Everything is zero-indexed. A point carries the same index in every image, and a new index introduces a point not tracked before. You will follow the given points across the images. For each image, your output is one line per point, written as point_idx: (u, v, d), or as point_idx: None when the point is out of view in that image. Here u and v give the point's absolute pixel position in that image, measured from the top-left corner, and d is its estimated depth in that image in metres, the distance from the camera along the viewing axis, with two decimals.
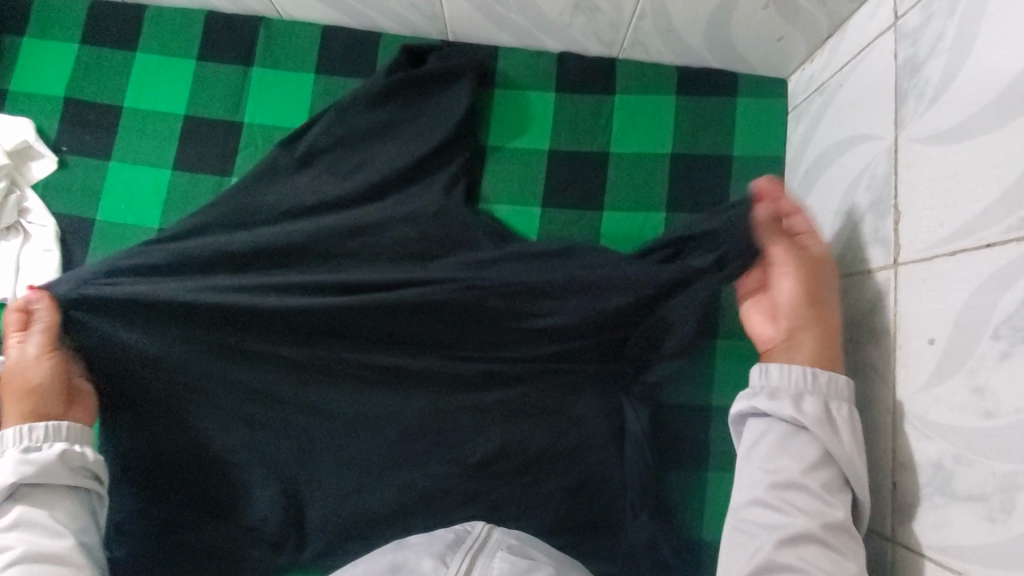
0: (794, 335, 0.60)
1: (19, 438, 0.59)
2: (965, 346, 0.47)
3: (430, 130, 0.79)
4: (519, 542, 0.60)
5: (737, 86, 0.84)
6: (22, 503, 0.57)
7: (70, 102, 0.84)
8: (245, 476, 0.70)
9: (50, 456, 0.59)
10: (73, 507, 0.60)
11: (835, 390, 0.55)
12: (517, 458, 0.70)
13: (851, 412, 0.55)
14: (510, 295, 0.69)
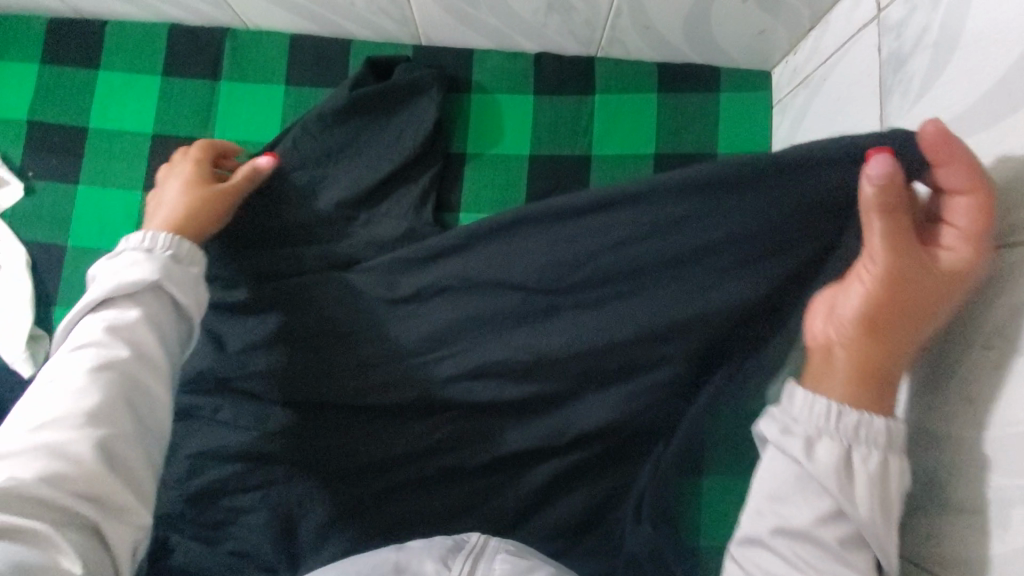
0: (834, 343, 0.47)
1: (169, 245, 0.58)
2: (957, 354, 0.46)
3: (403, 142, 0.78)
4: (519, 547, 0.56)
5: (720, 80, 0.82)
6: (145, 306, 0.55)
7: (33, 124, 0.81)
8: (235, 501, 0.68)
9: (184, 273, 0.57)
10: (178, 329, 0.58)
11: (866, 436, 0.44)
12: (513, 465, 0.69)
13: (883, 462, 0.44)
14: (506, 304, 0.66)
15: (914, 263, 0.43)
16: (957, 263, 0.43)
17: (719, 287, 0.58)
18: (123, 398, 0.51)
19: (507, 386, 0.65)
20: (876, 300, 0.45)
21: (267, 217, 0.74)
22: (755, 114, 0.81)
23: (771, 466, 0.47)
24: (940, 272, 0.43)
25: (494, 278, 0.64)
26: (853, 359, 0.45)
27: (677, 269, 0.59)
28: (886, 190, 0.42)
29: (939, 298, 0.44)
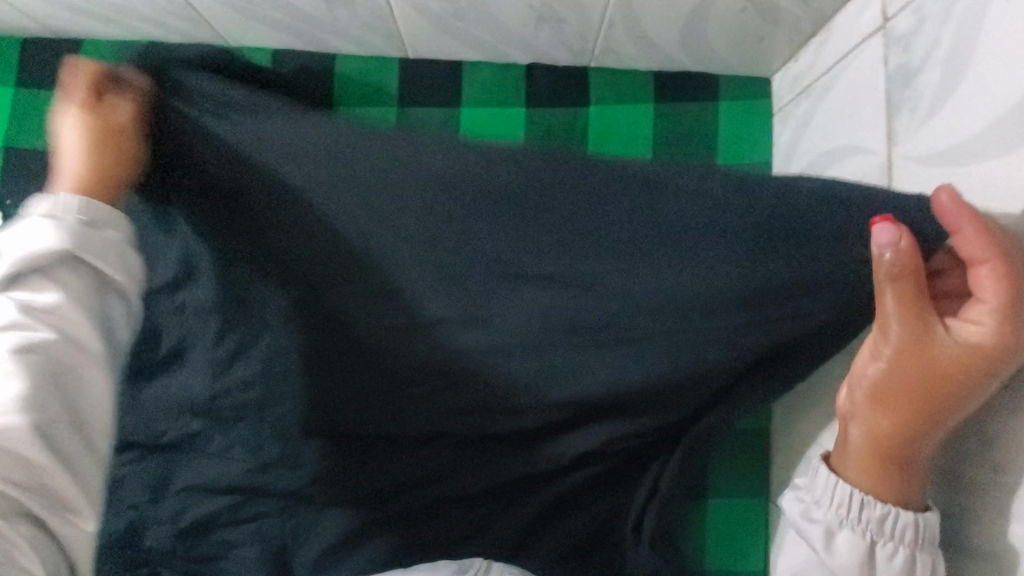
0: (852, 421, 0.46)
1: (68, 206, 0.50)
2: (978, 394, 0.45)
3: None
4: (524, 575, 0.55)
5: (717, 88, 0.79)
6: (54, 283, 0.49)
7: (10, 151, 0.79)
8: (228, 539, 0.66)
9: (87, 237, 0.50)
10: (100, 303, 0.51)
11: (886, 527, 0.45)
12: (525, 493, 0.66)
13: (904, 557, 0.44)
14: (514, 335, 0.59)
15: (931, 349, 0.41)
16: (983, 346, 0.40)
17: (726, 317, 0.55)
18: (50, 381, 0.45)
19: (516, 425, 0.63)
20: (890, 389, 0.43)
21: None
22: (755, 117, 0.78)
23: (793, 558, 0.49)
24: (960, 359, 0.40)
25: (490, 311, 0.60)
26: (868, 442, 0.45)
27: (659, 299, 0.55)
28: (896, 275, 0.40)
29: (964, 385, 0.41)
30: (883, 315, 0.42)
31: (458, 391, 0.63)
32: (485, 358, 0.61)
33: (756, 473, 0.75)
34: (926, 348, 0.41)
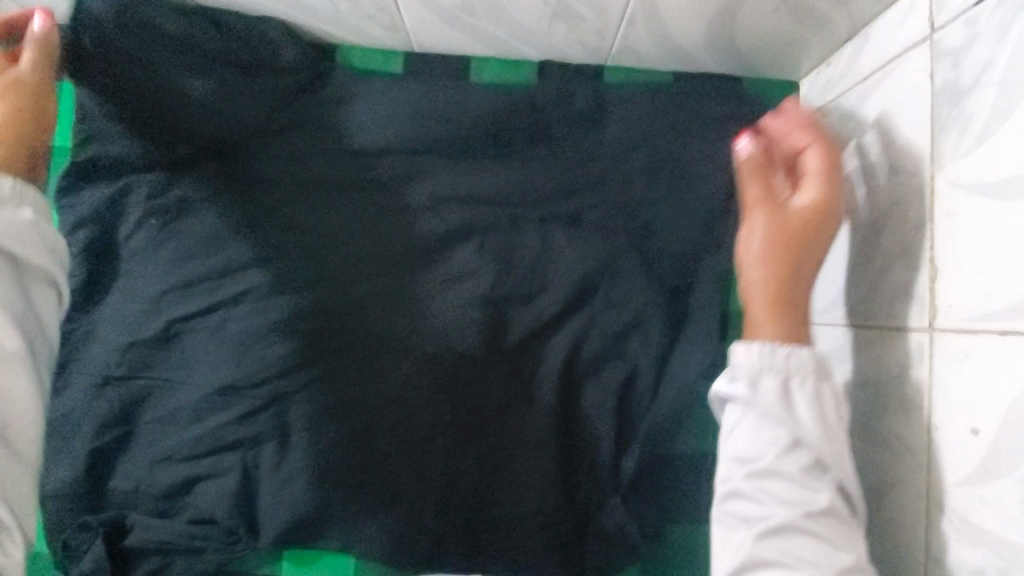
0: (753, 290, 0.53)
1: None
2: (1018, 448, 0.41)
3: (399, 165, 0.74)
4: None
5: (741, 91, 0.75)
6: None
7: None
8: (230, 522, 0.71)
9: None
10: None
11: (797, 364, 0.49)
12: (501, 441, 0.71)
13: (814, 385, 0.49)
14: (499, 280, 0.72)
15: (789, 211, 0.53)
16: (814, 199, 0.53)
17: (618, 279, 0.72)
18: None
19: (505, 338, 0.72)
20: (768, 243, 0.53)
21: (267, 247, 0.73)
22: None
23: (733, 417, 0.50)
24: (806, 211, 0.53)
25: (463, 269, 0.73)
26: (768, 296, 0.52)
27: (565, 276, 0.72)
28: (754, 165, 0.56)
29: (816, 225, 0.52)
30: (750, 200, 0.55)
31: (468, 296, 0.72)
32: (498, 284, 0.72)
33: None
34: (788, 211, 0.53)
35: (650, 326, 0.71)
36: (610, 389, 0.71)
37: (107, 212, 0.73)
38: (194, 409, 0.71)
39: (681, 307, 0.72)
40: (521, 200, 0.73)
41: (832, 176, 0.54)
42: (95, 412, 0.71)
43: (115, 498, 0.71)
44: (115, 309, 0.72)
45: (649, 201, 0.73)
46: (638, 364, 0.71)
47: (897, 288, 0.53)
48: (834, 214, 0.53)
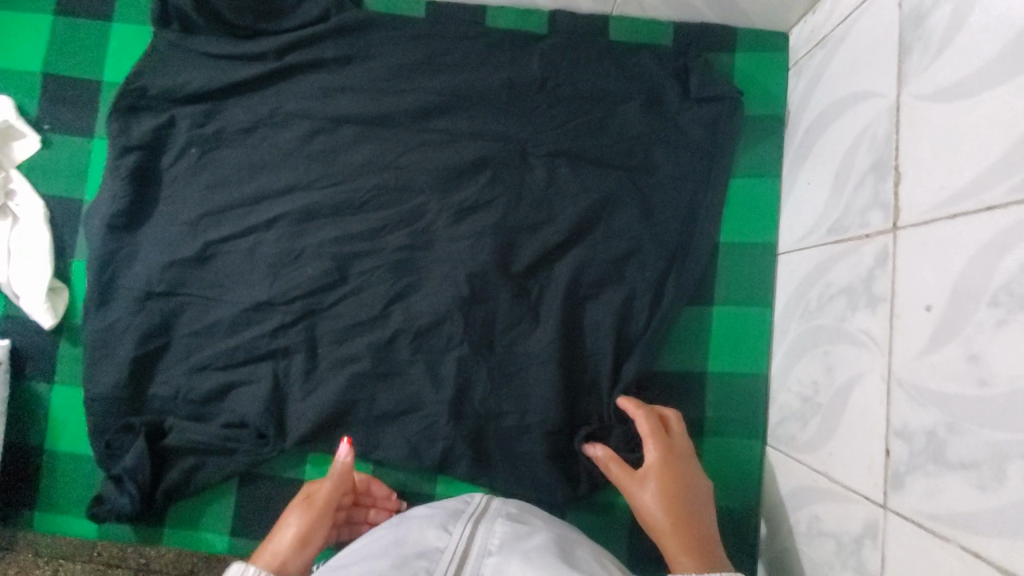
0: (662, 533, 0.66)
1: None
2: (962, 313, 0.46)
3: (419, 103, 0.80)
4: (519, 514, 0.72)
5: (736, 40, 0.80)
6: None
7: (48, 78, 0.81)
8: (258, 425, 0.77)
9: None
10: None
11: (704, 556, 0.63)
12: (509, 355, 0.77)
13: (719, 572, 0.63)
14: (511, 211, 0.78)
15: (652, 467, 0.69)
16: (655, 459, 0.70)
17: (619, 212, 0.78)
18: None
19: (514, 263, 0.78)
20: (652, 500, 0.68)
21: (296, 176, 0.79)
22: (762, 208, 0.78)
23: None
24: (661, 465, 0.69)
25: (478, 200, 0.78)
26: (674, 538, 0.65)
27: (568, 208, 0.78)
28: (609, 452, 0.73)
29: (674, 463, 0.69)
30: (624, 475, 0.70)
31: (482, 225, 0.78)
32: (506, 214, 0.78)
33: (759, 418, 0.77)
34: (653, 464, 0.70)
35: (648, 254, 0.77)
36: (611, 312, 0.76)
37: (153, 139, 0.78)
38: (229, 322, 0.78)
39: (680, 237, 0.77)
40: (530, 136, 0.79)
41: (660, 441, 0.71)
42: (137, 323, 0.77)
43: (153, 403, 0.77)
44: (155, 232, 0.78)
45: (653, 137, 0.78)
46: (636, 288, 0.77)
47: (870, 199, 0.58)
48: (683, 456, 0.71)
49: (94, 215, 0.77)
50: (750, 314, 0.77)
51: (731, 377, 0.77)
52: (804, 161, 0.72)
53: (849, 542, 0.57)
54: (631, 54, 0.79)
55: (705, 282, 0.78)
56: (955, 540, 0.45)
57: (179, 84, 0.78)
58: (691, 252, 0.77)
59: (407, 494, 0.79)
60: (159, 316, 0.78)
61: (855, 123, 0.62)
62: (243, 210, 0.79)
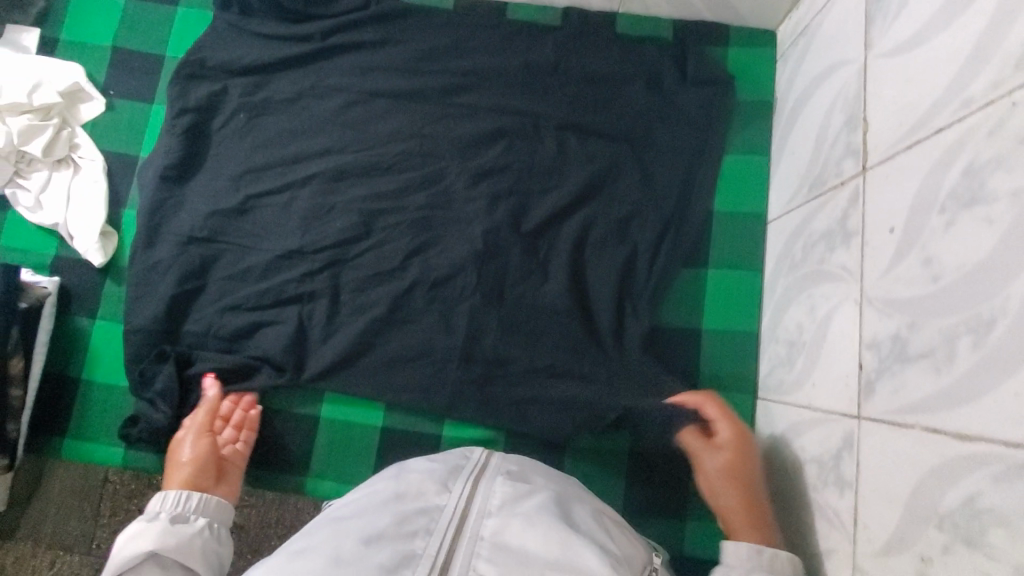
0: (727, 510, 0.68)
1: (171, 510, 0.67)
2: (917, 225, 0.52)
3: (445, 80, 0.89)
4: (518, 469, 0.67)
5: (729, 36, 0.90)
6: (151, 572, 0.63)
7: (117, 51, 0.92)
8: (282, 362, 0.83)
9: (190, 528, 0.67)
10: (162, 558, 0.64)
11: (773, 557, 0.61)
12: (517, 303, 0.83)
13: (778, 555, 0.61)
14: (524, 177, 0.86)
15: (724, 446, 0.71)
16: (728, 437, 0.71)
17: (621, 180, 0.86)
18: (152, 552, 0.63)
19: (526, 222, 0.85)
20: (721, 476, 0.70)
21: (331, 141, 0.88)
22: (752, 182, 0.86)
23: None
24: (732, 445, 0.71)
25: (494, 166, 0.87)
26: (737, 515, 0.67)
27: (575, 175, 0.86)
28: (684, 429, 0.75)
29: (743, 446, 0.71)
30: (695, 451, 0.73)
31: (497, 188, 0.86)
32: (519, 179, 0.86)
33: (749, 373, 0.82)
34: (725, 443, 0.71)
35: (647, 218, 0.84)
36: (612, 268, 0.83)
37: (207, 104, 0.88)
38: (260, 268, 0.85)
39: (677, 204, 0.84)
40: (544, 112, 0.88)
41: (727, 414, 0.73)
42: (178, 263, 0.84)
43: (187, 338, 0.84)
44: (201, 184, 0.87)
45: (652, 115, 0.87)
46: (635, 248, 0.84)
47: (844, 150, 0.65)
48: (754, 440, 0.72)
49: (149, 167, 0.87)
50: (742, 277, 0.84)
51: (723, 335, 0.83)
52: (789, 134, 0.80)
53: (829, 461, 0.61)
54: (635, 46, 0.90)
55: (699, 247, 0.86)
56: (917, 424, 0.49)
57: (235, 58, 0.89)
58: (685, 218, 0.85)
59: (415, 436, 0.84)
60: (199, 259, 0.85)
61: (831, 91, 0.70)
62: (282, 169, 0.88)
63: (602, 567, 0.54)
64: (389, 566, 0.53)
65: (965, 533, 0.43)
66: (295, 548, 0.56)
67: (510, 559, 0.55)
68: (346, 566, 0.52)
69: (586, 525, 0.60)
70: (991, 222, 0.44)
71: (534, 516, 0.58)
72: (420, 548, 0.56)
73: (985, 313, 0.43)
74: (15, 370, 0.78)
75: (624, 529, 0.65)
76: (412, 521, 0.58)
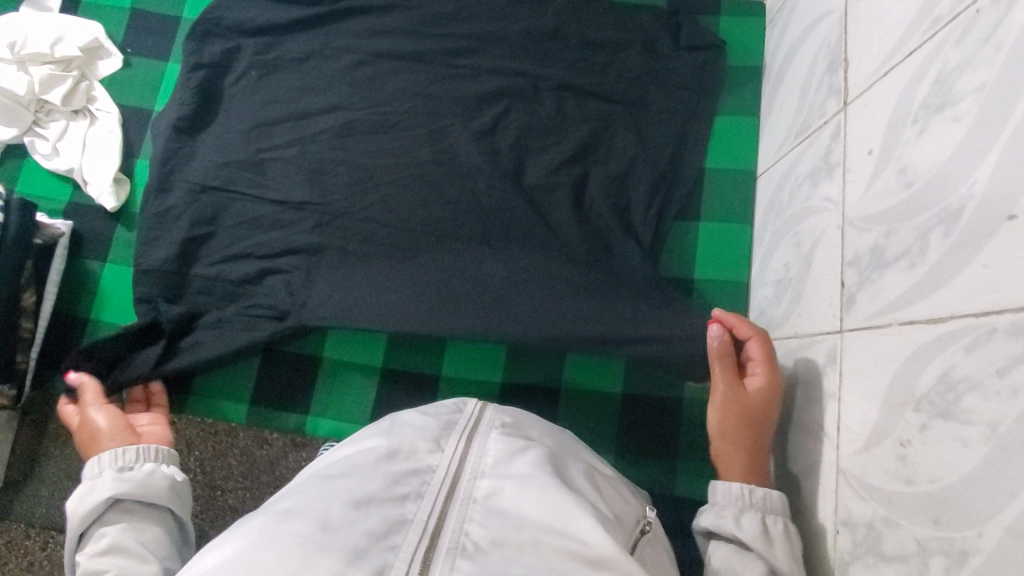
0: (733, 453, 0.67)
1: (114, 461, 0.67)
2: (891, 140, 0.56)
3: (451, 42, 0.94)
4: (513, 422, 0.62)
5: (720, 6, 0.96)
6: (119, 519, 0.64)
7: (136, 13, 0.97)
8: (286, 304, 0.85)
9: (143, 472, 0.67)
10: (127, 505, 0.65)
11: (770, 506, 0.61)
12: (516, 249, 0.85)
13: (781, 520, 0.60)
14: (524, 131, 0.90)
15: (750, 391, 0.68)
16: (762, 385, 0.67)
17: (617, 135, 0.89)
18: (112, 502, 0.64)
19: (526, 174, 0.89)
20: (736, 417, 0.67)
21: (339, 97, 0.92)
22: (743, 141, 0.90)
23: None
24: (761, 392, 0.67)
25: (495, 120, 0.90)
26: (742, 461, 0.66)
27: (572, 130, 0.90)
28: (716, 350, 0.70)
29: (771, 397, 0.67)
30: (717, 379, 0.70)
31: (498, 141, 0.90)
32: (520, 133, 0.90)
33: (741, 319, 0.85)
34: (754, 390, 0.68)
35: (642, 171, 0.88)
36: (607, 217, 0.86)
37: (220, 62, 0.92)
38: (268, 214, 0.88)
39: (670, 159, 0.88)
40: (544, 74, 0.92)
41: (774, 365, 0.68)
42: (188, 210, 0.87)
43: (193, 282, 0.86)
44: (212, 135, 0.91)
45: (647, 76, 0.91)
46: (631, 199, 0.87)
47: (827, 91, 0.69)
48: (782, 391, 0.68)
49: (162, 119, 0.90)
50: (732, 229, 0.87)
51: (714, 284, 0.86)
52: (778, 90, 0.84)
53: (815, 379, 0.63)
54: (631, 14, 0.95)
55: (691, 201, 0.89)
56: (895, 320, 0.51)
57: (249, 18, 0.93)
58: (678, 172, 0.88)
59: (414, 377, 0.86)
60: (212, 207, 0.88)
61: (816, 41, 0.74)
62: (290, 122, 0.91)
63: (599, 533, 0.49)
64: (378, 532, 0.48)
65: (941, 407, 0.45)
66: (277, 509, 0.50)
67: (504, 524, 0.50)
68: (334, 531, 0.47)
69: (582, 489, 0.56)
70: (959, 120, 0.48)
71: (528, 477, 0.53)
72: (411, 514, 0.51)
73: (954, 202, 0.47)
74: (28, 302, 0.82)
75: (616, 485, 0.62)
76: (403, 482, 0.53)
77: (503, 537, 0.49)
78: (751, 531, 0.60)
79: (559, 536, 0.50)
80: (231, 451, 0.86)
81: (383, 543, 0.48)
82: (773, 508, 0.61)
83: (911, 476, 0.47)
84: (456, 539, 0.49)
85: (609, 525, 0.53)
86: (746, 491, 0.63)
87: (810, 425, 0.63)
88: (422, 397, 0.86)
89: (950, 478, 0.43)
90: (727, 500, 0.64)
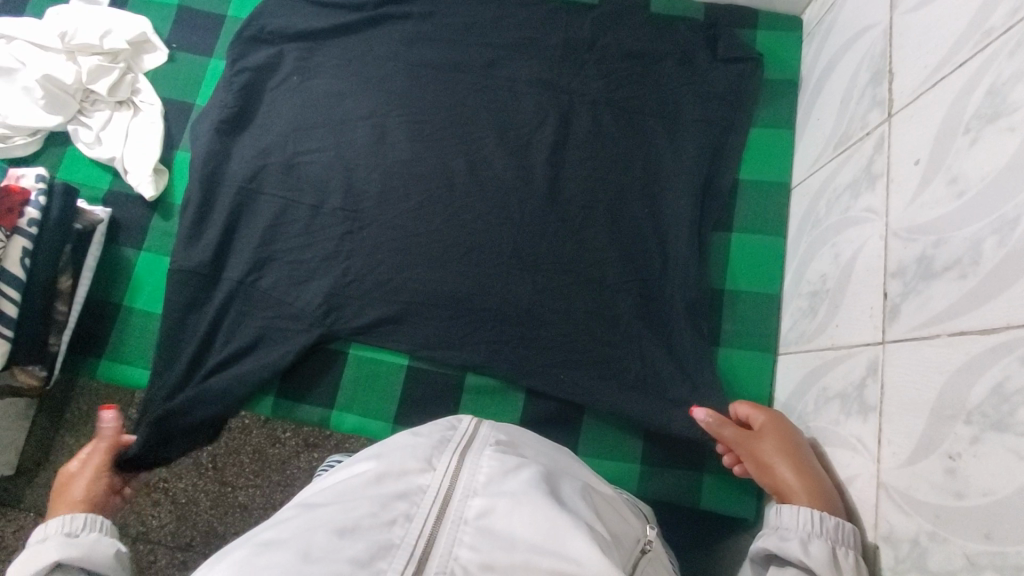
0: (790, 486, 0.64)
1: (61, 527, 0.65)
2: (939, 152, 0.55)
3: (487, 48, 0.95)
4: (508, 439, 0.59)
5: (757, 21, 0.97)
6: None
7: (183, 10, 1.00)
8: (317, 299, 0.85)
9: (89, 539, 0.64)
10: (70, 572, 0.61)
11: (842, 536, 0.56)
12: (546, 255, 0.85)
13: (858, 558, 0.55)
14: (559, 137, 0.90)
15: (764, 436, 0.70)
16: (766, 421, 0.71)
17: (651, 145, 0.90)
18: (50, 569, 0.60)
19: (562, 181, 0.89)
20: (772, 464, 0.67)
21: (377, 97, 0.93)
22: (778, 153, 0.90)
23: None
24: (769, 429, 0.70)
25: (529, 126, 0.91)
26: (801, 488, 0.62)
27: (606, 138, 0.90)
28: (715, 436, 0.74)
29: (784, 428, 0.69)
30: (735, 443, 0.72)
31: (530, 145, 0.90)
32: (556, 139, 0.90)
33: (773, 333, 0.84)
34: (765, 430, 0.70)
35: (674, 181, 0.88)
36: (639, 228, 0.86)
37: (265, 62, 0.94)
38: (303, 211, 0.89)
39: (703, 168, 0.88)
40: (578, 85, 0.93)
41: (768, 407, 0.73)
42: (225, 204, 0.89)
43: (226, 276, 0.87)
44: (252, 131, 0.92)
45: (682, 87, 0.92)
46: (666, 209, 0.87)
47: (871, 102, 0.69)
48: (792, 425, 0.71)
49: (207, 115, 0.92)
50: (765, 241, 0.87)
51: (745, 296, 0.85)
52: (816, 103, 0.84)
53: (853, 392, 0.62)
54: (667, 27, 0.95)
55: (725, 211, 0.89)
56: (943, 332, 0.51)
57: (294, 21, 0.96)
58: (711, 183, 0.88)
59: (440, 377, 0.86)
60: (249, 204, 0.90)
61: (859, 52, 0.74)
62: (328, 121, 0.92)
63: (593, 554, 0.47)
64: (362, 559, 0.45)
65: (993, 420, 0.44)
66: (259, 538, 0.47)
67: (496, 546, 0.48)
68: (316, 561, 0.44)
69: (577, 507, 0.53)
70: (1013, 130, 0.47)
71: (522, 495, 0.50)
72: (399, 538, 0.48)
73: (1009, 212, 0.46)
74: (64, 286, 0.84)
75: (616, 505, 0.60)
76: (389, 507, 0.50)
77: (494, 560, 0.47)
78: (820, 561, 0.55)
79: (552, 558, 0.47)
80: (243, 449, 0.90)
81: (369, 569, 0.45)
82: (845, 540, 0.56)
83: (960, 490, 0.46)
84: (445, 564, 0.47)
85: (607, 545, 0.50)
86: (815, 518, 0.58)
87: (848, 436, 0.62)
88: (446, 397, 0.86)
89: (1004, 492, 0.42)
90: (796, 525, 0.60)
